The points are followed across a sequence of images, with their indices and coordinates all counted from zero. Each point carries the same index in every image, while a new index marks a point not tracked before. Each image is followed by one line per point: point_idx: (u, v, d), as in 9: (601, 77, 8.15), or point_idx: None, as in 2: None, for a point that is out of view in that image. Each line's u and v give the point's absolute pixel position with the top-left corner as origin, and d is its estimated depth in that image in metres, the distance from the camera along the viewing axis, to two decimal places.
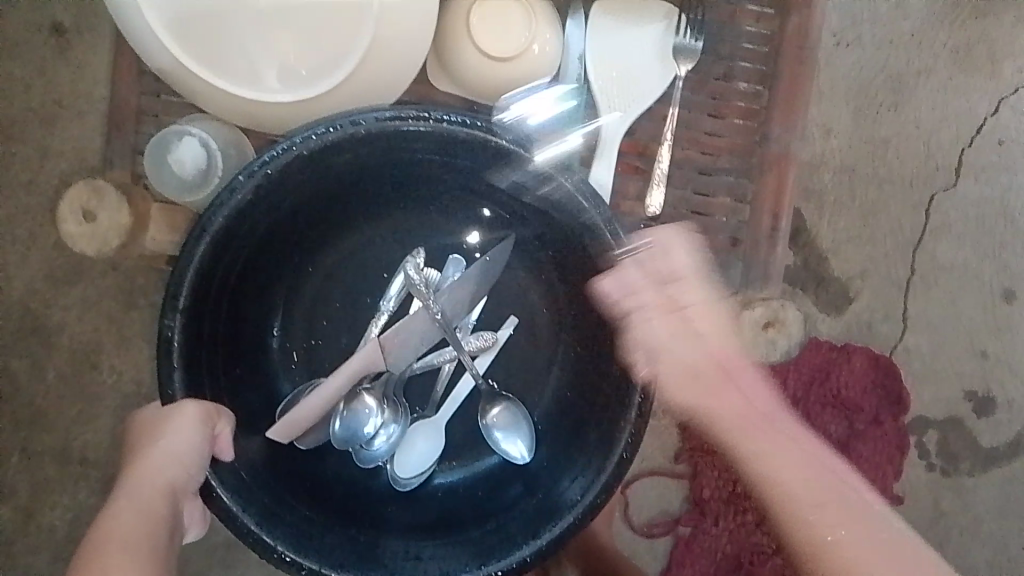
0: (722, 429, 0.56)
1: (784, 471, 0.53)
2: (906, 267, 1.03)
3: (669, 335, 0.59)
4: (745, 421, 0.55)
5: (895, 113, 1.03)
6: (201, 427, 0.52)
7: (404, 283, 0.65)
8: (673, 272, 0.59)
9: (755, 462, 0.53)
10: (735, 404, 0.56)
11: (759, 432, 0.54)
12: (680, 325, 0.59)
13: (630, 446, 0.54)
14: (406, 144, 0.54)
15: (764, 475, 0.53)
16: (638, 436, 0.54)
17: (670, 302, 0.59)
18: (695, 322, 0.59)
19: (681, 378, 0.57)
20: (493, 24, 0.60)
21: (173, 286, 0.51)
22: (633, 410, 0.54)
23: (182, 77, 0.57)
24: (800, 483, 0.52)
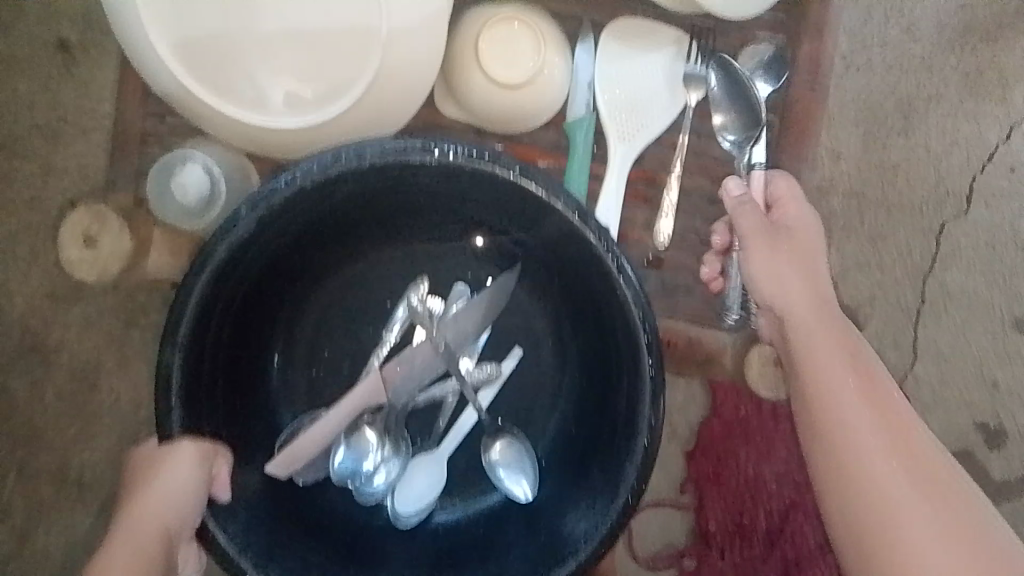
0: (810, 375, 0.61)
1: (866, 443, 0.58)
2: (916, 294, 1.02)
3: (794, 299, 0.63)
4: (832, 378, 0.60)
5: (905, 139, 1.02)
6: (198, 468, 0.52)
7: (407, 314, 0.64)
8: (795, 236, 0.65)
9: (832, 424, 0.59)
10: (825, 355, 0.61)
11: (847, 399, 0.59)
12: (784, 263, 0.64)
13: (634, 490, 0.54)
14: (412, 175, 0.53)
15: (847, 445, 0.58)
16: (643, 480, 0.53)
17: (775, 260, 0.64)
18: (797, 283, 0.64)
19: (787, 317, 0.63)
20: (502, 51, 0.60)
21: (173, 319, 0.50)
22: (638, 450, 0.54)
23: (188, 104, 0.56)
24: (879, 457, 0.57)
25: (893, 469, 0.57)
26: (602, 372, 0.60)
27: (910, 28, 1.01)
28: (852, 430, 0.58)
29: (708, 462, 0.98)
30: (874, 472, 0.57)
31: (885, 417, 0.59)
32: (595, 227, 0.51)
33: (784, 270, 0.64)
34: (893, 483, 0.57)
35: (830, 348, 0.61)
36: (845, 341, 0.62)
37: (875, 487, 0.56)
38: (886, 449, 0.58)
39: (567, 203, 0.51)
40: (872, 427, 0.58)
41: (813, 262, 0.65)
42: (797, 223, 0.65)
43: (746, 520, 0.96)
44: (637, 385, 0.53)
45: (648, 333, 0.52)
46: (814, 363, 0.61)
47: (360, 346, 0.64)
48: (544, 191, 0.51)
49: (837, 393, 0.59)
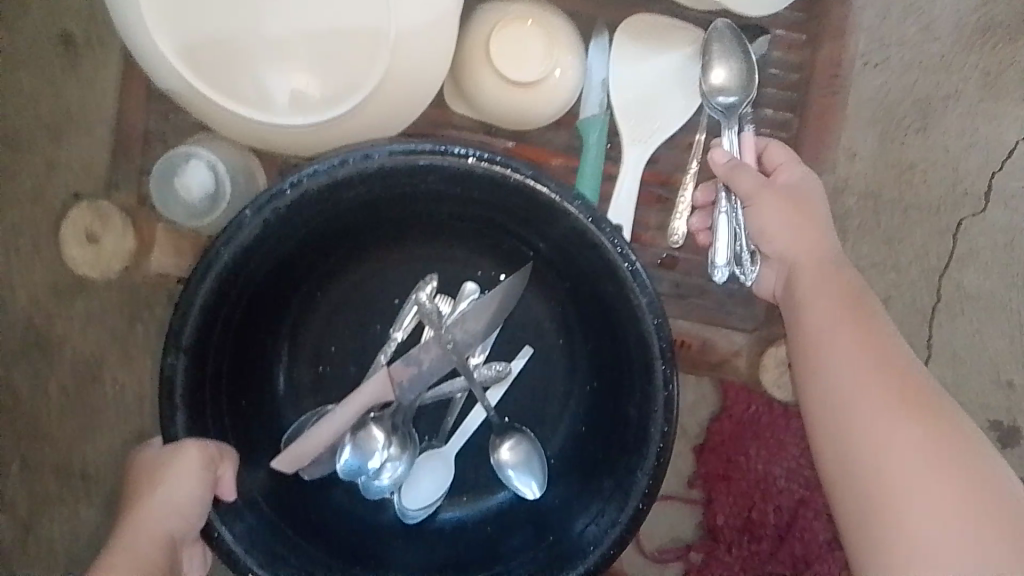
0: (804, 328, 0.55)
1: (872, 411, 0.49)
2: (930, 294, 1.00)
3: (796, 255, 0.58)
4: (830, 333, 0.54)
5: (923, 137, 1.00)
6: (203, 473, 0.51)
7: (416, 312, 0.62)
8: (805, 195, 0.59)
9: (821, 374, 0.53)
10: (824, 310, 0.55)
11: (847, 354, 0.52)
12: (787, 220, 0.59)
13: (645, 497, 0.53)
14: (422, 178, 0.52)
15: (837, 404, 0.51)
16: (653, 488, 0.52)
17: (774, 212, 0.59)
18: (799, 240, 0.59)
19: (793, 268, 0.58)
20: (513, 48, 0.57)
21: (177, 325, 0.49)
22: (649, 459, 0.53)
23: (192, 100, 0.55)
24: (896, 435, 0.48)
25: (914, 452, 0.48)
26: (612, 376, 0.59)
27: (929, 24, 0.99)
28: (855, 397, 0.50)
29: (718, 460, 0.96)
30: (882, 445, 0.48)
31: (899, 387, 0.50)
32: (610, 234, 0.50)
33: (786, 224, 0.59)
34: (911, 465, 0.47)
35: (830, 306, 0.55)
36: (852, 299, 0.55)
37: (877, 460, 0.48)
38: (909, 431, 0.48)
39: (580, 208, 0.50)
40: (881, 396, 0.50)
41: (818, 220, 0.60)
42: (805, 184, 0.60)
43: (755, 515, 0.94)
44: (648, 394, 0.52)
45: (663, 341, 0.51)
46: (811, 319, 0.55)
47: (366, 348, 0.63)
48: (556, 195, 0.50)
49: (834, 350, 0.53)
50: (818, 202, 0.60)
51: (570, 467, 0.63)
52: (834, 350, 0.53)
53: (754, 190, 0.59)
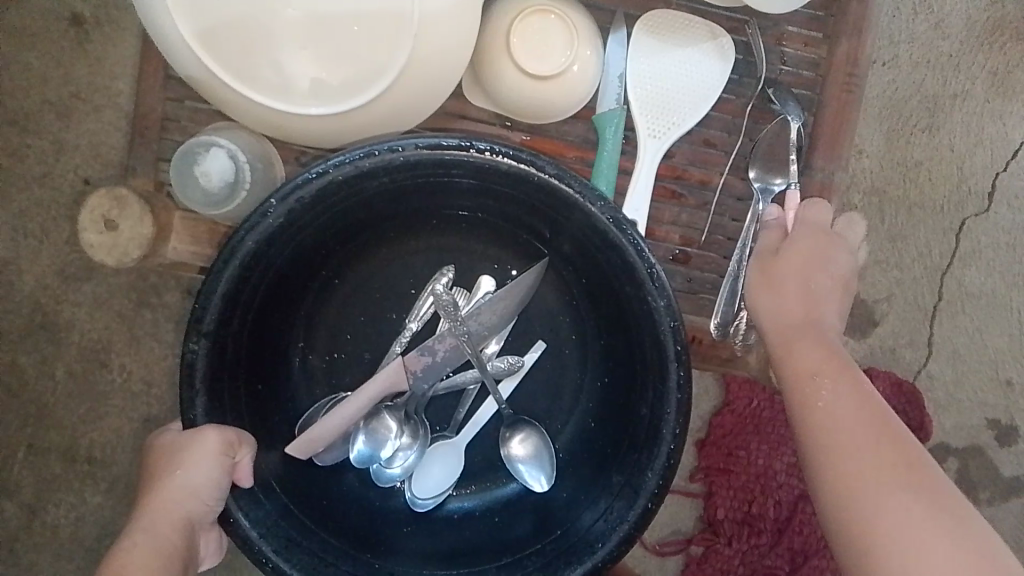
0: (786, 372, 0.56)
1: (865, 465, 0.49)
2: (933, 292, 1.01)
3: (793, 311, 0.58)
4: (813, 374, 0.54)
5: (930, 136, 1.01)
6: (221, 459, 0.51)
7: (431, 301, 0.63)
8: (819, 246, 0.60)
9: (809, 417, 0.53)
10: (809, 354, 0.56)
11: (846, 410, 0.52)
12: (781, 270, 0.59)
13: (655, 496, 0.53)
14: (444, 172, 0.52)
15: (826, 452, 0.50)
16: (664, 488, 0.53)
17: (777, 275, 0.59)
18: (789, 293, 0.59)
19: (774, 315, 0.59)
20: (532, 42, 0.58)
21: (198, 310, 0.49)
22: (661, 457, 0.53)
23: (211, 87, 0.55)
24: (893, 492, 0.47)
25: (911, 512, 0.46)
26: (626, 371, 0.60)
27: (938, 23, 0.99)
28: (856, 456, 0.49)
29: (719, 454, 0.96)
30: (879, 504, 0.47)
31: (891, 442, 0.50)
32: (631, 235, 0.50)
33: (782, 281, 0.59)
34: (908, 528, 0.46)
35: (818, 361, 0.55)
36: (836, 356, 0.55)
37: (873, 522, 0.47)
38: (910, 494, 0.47)
39: (603, 209, 0.50)
40: (879, 457, 0.49)
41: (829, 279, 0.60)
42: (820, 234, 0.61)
43: (754, 509, 0.94)
44: (662, 394, 0.53)
45: (677, 338, 0.52)
46: (808, 373, 0.54)
47: (380, 336, 0.64)
48: (580, 194, 0.50)
49: (824, 403, 0.52)
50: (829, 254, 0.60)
51: (580, 460, 0.63)
52: (832, 405, 0.52)
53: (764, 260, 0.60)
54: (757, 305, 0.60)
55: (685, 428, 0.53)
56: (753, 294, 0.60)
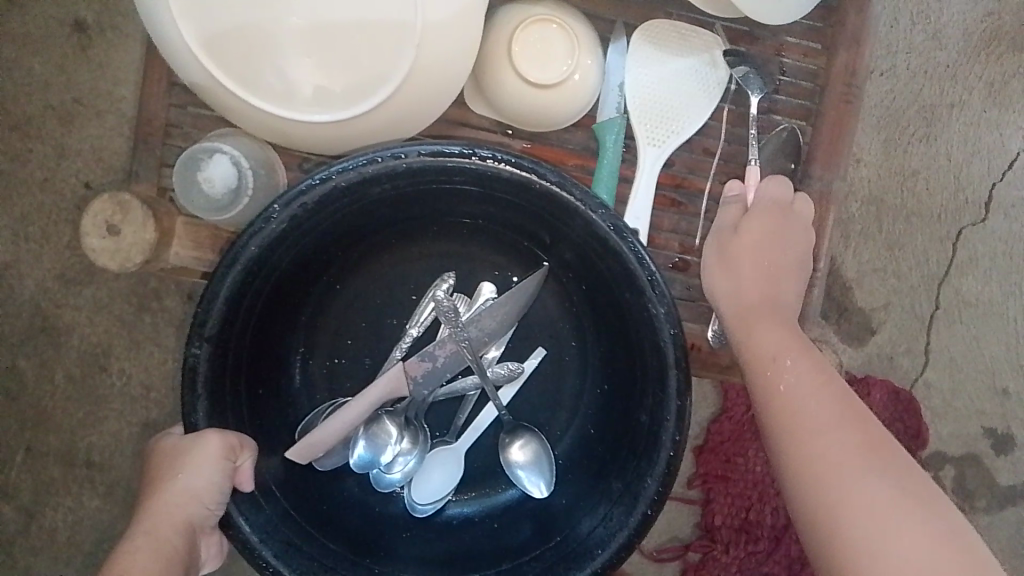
0: (753, 356, 0.59)
1: (832, 449, 0.52)
2: (930, 301, 1.02)
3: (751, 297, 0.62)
4: (780, 358, 0.58)
5: (927, 145, 1.01)
6: (221, 463, 0.52)
7: (432, 307, 0.63)
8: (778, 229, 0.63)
9: (777, 402, 0.56)
10: (773, 339, 0.59)
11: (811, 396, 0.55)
12: (736, 259, 0.63)
13: (654, 503, 0.53)
14: (447, 178, 0.53)
15: (794, 439, 0.53)
16: (663, 495, 0.53)
17: (734, 261, 0.63)
18: (743, 281, 0.63)
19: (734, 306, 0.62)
20: (533, 50, 0.59)
21: (201, 314, 0.50)
22: (660, 464, 0.53)
23: (214, 92, 0.56)
24: (862, 477, 0.50)
25: (881, 498, 0.49)
26: (625, 378, 0.60)
27: (935, 34, 1.00)
28: (825, 445, 0.52)
29: (717, 461, 0.96)
30: (851, 492, 0.50)
31: (858, 428, 0.53)
32: (632, 242, 0.51)
33: (736, 264, 0.63)
34: (875, 511, 0.48)
35: (779, 346, 0.58)
36: (803, 345, 0.59)
37: (841, 506, 0.49)
38: (878, 479, 0.50)
39: (604, 216, 0.51)
40: (849, 447, 0.52)
41: (787, 255, 0.65)
42: (774, 211, 0.63)
43: (752, 516, 0.94)
44: (662, 401, 0.53)
45: (677, 346, 0.52)
46: (777, 357, 0.58)
47: (381, 341, 0.64)
48: (581, 201, 0.50)
49: (795, 388, 0.56)
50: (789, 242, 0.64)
51: (579, 466, 0.63)
52: (798, 388, 0.56)
53: (720, 243, 0.64)
54: (716, 289, 0.63)
55: (685, 434, 0.53)
56: (711, 278, 0.64)
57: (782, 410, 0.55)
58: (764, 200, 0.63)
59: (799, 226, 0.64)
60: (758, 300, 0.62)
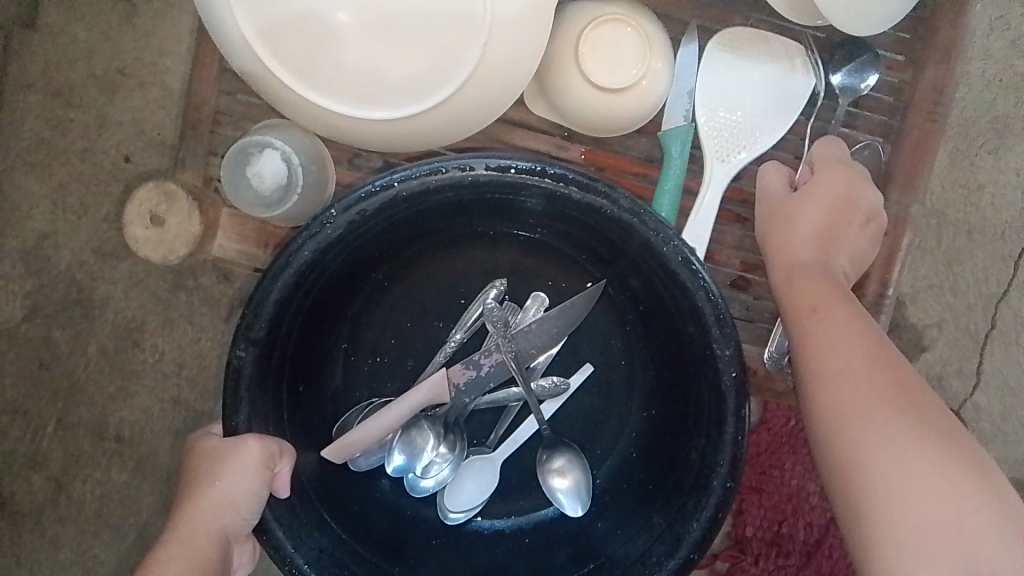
0: (785, 302, 0.56)
1: (860, 403, 0.49)
2: (986, 320, 0.97)
3: (804, 257, 0.58)
4: (810, 303, 0.54)
5: (995, 158, 0.97)
6: (261, 470, 0.51)
7: (480, 313, 0.61)
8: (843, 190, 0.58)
9: (805, 350, 0.52)
10: (809, 285, 0.55)
11: (842, 344, 0.51)
12: (788, 222, 0.58)
13: (697, 546, 0.51)
14: (513, 193, 0.51)
15: (823, 389, 0.50)
16: (706, 540, 0.51)
17: (790, 224, 0.58)
18: (794, 241, 0.58)
19: (778, 261, 0.58)
20: (603, 52, 0.56)
21: (248, 316, 0.49)
22: (708, 508, 0.51)
23: (268, 83, 0.53)
24: (913, 473, 0.46)
25: (907, 459, 0.46)
26: (678, 404, 0.57)
27: (1014, 40, 0.95)
28: (854, 399, 0.49)
29: (753, 472, 0.92)
30: (902, 488, 0.46)
31: (892, 379, 0.50)
32: (702, 278, 0.49)
33: (789, 226, 0.58)
34: (903, 478, 0.46)
35: (817, 296, 0.54)
36: (839, 292, 0.55)
37: (867, 471, 0.47)
38: (930, 475, 0.46)
39: (675, 248, 0.48)
40: (886, 408, 0.48)
41: (854, 227, 0.59)
42: (833, 173, 0.58)
43: (784, 529, 0.91)
44: (716, 444, 0.51)
45: (737, 384, 0.49)
46: (811, 304, 0.54)
47: (424, 346, 0.61)
48: (653, 229, 0.48)
49: (825, 337, 0.52)
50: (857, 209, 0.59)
51: (622, 490, 0.60)
52: (832, 336, 0.52)
53: (772, 205, 0.59)
54: (767, 244, 0.59)
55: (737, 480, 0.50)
56: (764, 235, 0.59)
57: (812, 359, 0.52)
58: (823, 163, 0.59)
59: (868, 195, 0.59)
60: (813, 257, 0.58)
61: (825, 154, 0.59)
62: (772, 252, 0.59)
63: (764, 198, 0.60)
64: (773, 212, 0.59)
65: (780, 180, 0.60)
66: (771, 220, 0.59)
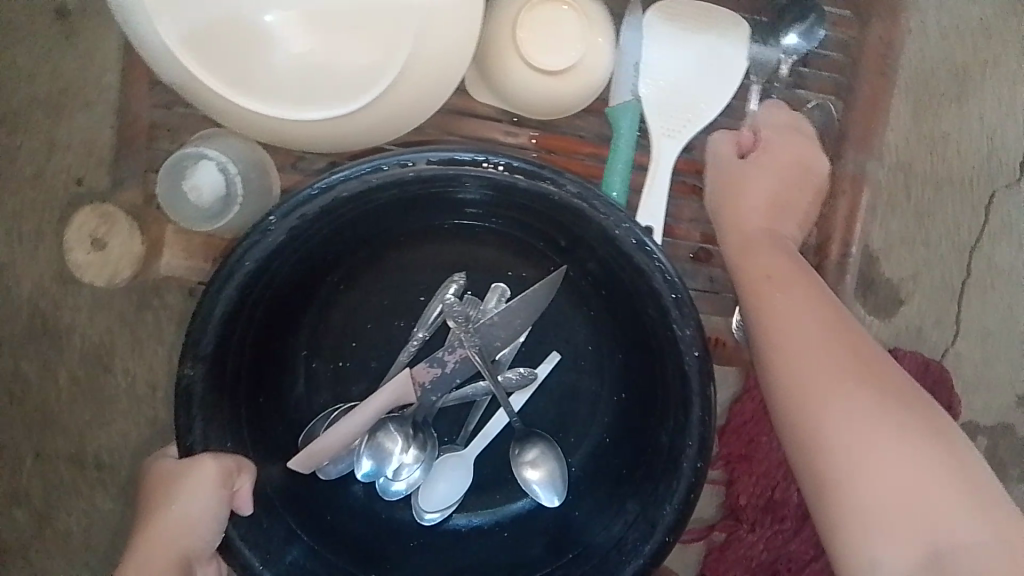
0: (741, 280, 0.55)
1: (824, 378, 0.48)
2: (961, 271, 0.96)
3: (757, 227, 0.58)
4: (770, 280, 0.53)
5: (957, 107, 0.95)
6: (219, 490, 0.49)
7: (440, 310, 0.59)
8: (791, 154, 0.59)
9: (766, 327, 0.51)
10: (767, 262, 0.54)
11: (803, 321, 0.50)
12: (738, 190, 0.59)
13: (671, 529, 0.51)
14: (455, 185, 0.50)
15: (787, 366, 0.49)
16: (680, 522, 0.50)
17: (741, 193, 0.59)
18: (749, 209, 0.58)
19: (736, 235, 0.58)
20: (540, 33, 0.54)
21: (195, 333, 0.47)
22: (679, 491, 0.50)
23: (197, 92, 0.51)
24: (877, 449, 0.45)
25: (873, 436, 0.46)
26: (647, 385, 0.56)
27: None
28: (819, 374, 0.48)
29: (739, 441, 0.82)
30: (867, 466, 0.45)
31: (855, 355, 0.49)
32: (658, 260, 0.47)
33: (742, 195, 0.59)
34: (868, 457, 0.45)
35: (770, 274, 0.53)
36: (798, 266, 0.54)
37: (833, 448, 0.46)
38: (894, 451, 0.45)
39: (627, 230, 0.47)
40: (850, 383, 0.47)
41: (803, 189, 0.60)
42: (780, 136, 0.59)
43: (777, 495, 0.82)
44: (684, 426, 0.50)
45: (699, 356, 0.48)
46: (770, 283, 0.53)
47: (387, 347, 0.60)
48: (603, 213, 0.47)
49: (788, 314, 0.51)
50: (806, 171, 0.60)
51: (598, 477, 0.59)
52: (792, 313, 0.51)
53: (722, 174, 0.59)
54: (721, 215, 0.59)
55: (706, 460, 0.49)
56: (717, 206, 0.59)
57: (773, 337, 0.51)
58: (770, 128, 0.59)
59: (815, 157, 0.60)
60: (768, 229, 0.58)
61: (771, 117, 0.60)
62: (725, 221, 0.59)
63: (712, 164, 0.60)
64: (724, 180, 0.59)
65: (727, 147, 0.60)
66: (723, 189, 0.59)
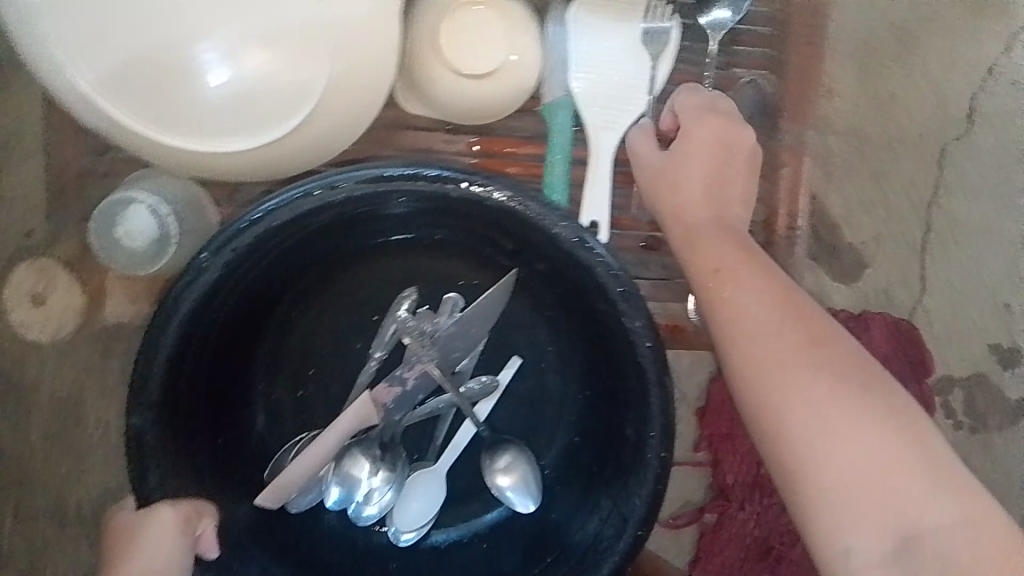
0: (689, 270, 0.53)
1: (784, 365, 0.46)
2: (919, 226, 0.89)
3: (700, 214, 0.55)
4: (720, 269, 0.51)
5: (900, 67, 0.87)
6: (181, 537, 0.47)
7: (396, 327, 0.58)
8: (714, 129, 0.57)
9: (721, 317, 0.50)
10: (712, 249, 0.52)
11: (758, 307, 0.49)
12: (673, 179, 0.56)
13: (644, 521, 0.50)
14: (387, 200, 0.49)
15: (745, 356, 0.48)
16: (651, 516, 0.50)
17: (675, 181, 0.56)
18: (688, 194, 0.55)
19: (679, 228, 0.55)
20: (462, 39, 0.54)
21: (138, 381, 0.46)
22: (648, 483, 0.50)
23: (119, 134, 0.50)
24: (843, 435, 0.44)
25: (838, 421, 0.44)
26: (609, 379, 0.56)
27: None
28: (779, 360, 0.47)
29: (722, 419, 0.80)
30: (834, 453, 0.44)
31: (814, 338, 0.47)
32: (598, 252, 0.47)
33: (677, 181, 0.56)
34: (835, 444, 0.44)
35: (717, 264, 0.52)
36: (744, 246, 0.53)
37: (800, 437, 0.45)
38: (860, 436, 0.44)
39: (569, 226, 0.47)
40: (811, 368, 0.46)
41: (738, 163, 0.57)
42: (697, 116, 0.57)
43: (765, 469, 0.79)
44: (645, 416, 0.50)
45: (652, 343, 0.48)
46: (719, 272, 0.51)
47: (346, 368, 0.59)
48: (539, 214, 0.47)
49: (741, 302, 0.49)
50: (737, 143, 0.57)
51: (569, 475, 0.59)
52: (746, 301, 0.49)
53: (651, 168, 0.57)
54: (660, 208, 0.56)
55: (669, 450, 0.49)
56: (655, 201, 0.57)
57: (729, 327, 0.49)
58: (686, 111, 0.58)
59: (738, 127, 0.58)
60: (713, 211, 0.55)
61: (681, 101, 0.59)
62: (666, 215, 0.56)
63: (643, 156, 0.57)
64: (655, 173, 0.57)
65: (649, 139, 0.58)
66: (656, 182, 0.57)
